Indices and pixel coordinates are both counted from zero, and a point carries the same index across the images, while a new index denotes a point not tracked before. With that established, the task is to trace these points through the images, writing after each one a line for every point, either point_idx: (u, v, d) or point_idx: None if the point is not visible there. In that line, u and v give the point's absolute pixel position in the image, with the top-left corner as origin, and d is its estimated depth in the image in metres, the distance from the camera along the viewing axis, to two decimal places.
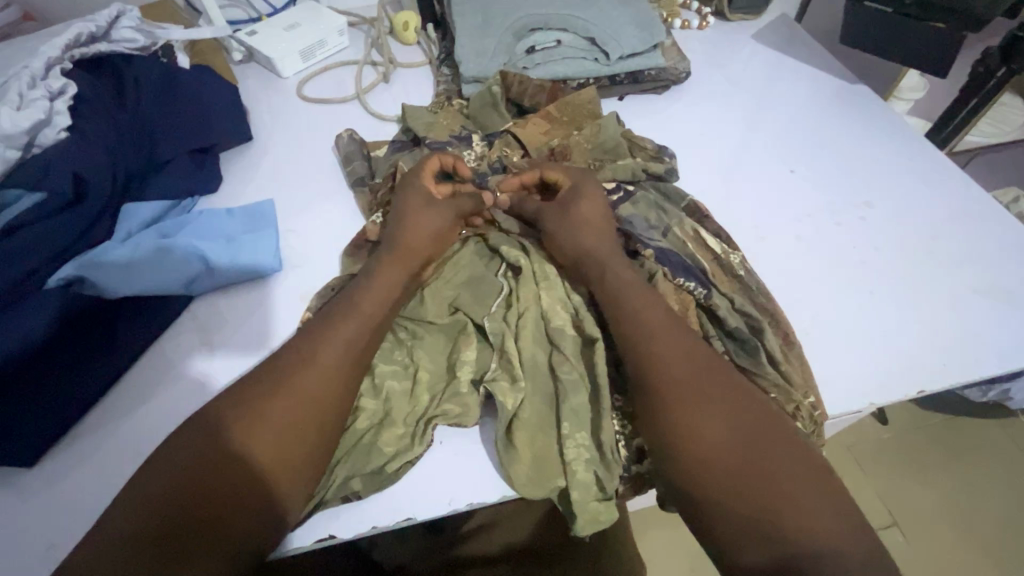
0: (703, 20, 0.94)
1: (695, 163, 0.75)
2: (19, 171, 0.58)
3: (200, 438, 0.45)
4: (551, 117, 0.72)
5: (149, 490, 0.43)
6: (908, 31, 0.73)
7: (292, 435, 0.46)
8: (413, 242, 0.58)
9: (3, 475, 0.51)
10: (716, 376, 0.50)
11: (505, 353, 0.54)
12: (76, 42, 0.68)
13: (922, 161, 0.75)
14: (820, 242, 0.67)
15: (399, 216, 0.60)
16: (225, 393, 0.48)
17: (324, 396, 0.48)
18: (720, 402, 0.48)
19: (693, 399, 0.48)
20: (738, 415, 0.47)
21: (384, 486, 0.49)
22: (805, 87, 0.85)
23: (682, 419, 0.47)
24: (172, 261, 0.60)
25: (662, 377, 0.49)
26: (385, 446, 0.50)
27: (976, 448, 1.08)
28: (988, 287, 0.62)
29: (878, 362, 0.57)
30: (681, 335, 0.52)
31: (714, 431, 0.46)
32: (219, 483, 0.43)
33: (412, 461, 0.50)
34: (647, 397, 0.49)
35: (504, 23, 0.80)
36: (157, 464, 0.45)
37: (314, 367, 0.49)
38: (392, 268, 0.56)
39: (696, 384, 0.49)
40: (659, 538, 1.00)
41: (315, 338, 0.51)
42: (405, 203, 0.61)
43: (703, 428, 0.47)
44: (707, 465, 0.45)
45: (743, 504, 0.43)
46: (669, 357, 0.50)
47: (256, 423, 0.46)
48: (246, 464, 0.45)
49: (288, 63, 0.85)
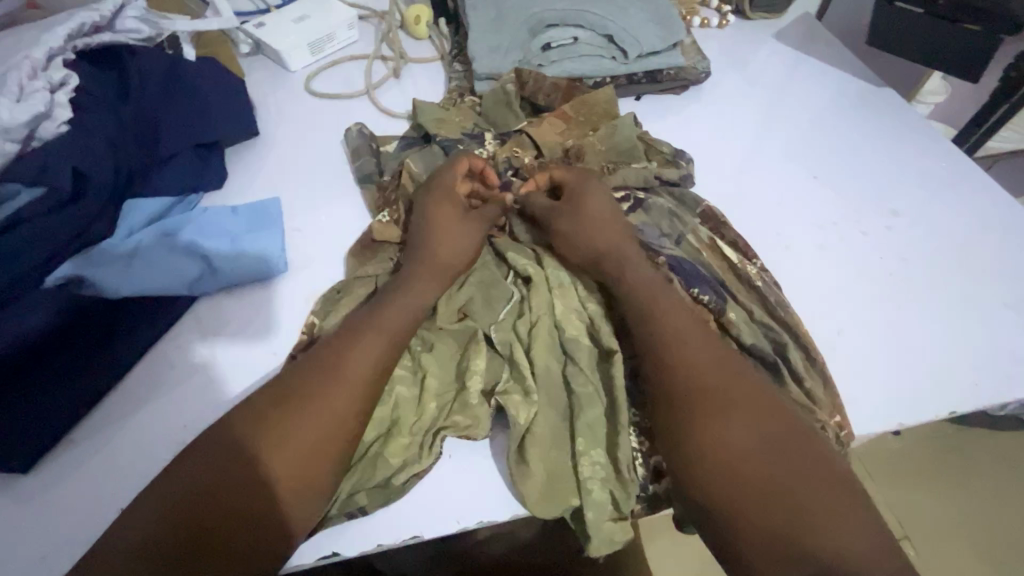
0: (722, 18, 0.92)
1: (714, 166, 0.73)
2: (18, 165, 0.55)
3: (215, 453, 0.44)
4: (567, 117, 0.70)
5: (160, 506, 0.41)
6: (940, 33, 0.71)
7: (312, 456, 0.44)
8: (443, 255, 0.57)
9: (0, 481, 0.49)
10: (737, 384, 0.48)
11: (517, 364, 0.52)
12: (80, 31, 0.66)
13: (951, 168, 0.72)
14: (845, 251, 0.64)
15: (428, 224, 0.59)
16: (248, 402, 0.47)
17: (349, 416, 0.46)
18: (746, 412, 0.46)
19: (713, 408, 0.46)
20: (760, 426, 0.45)
21: (390, 500, 0.47)
22: (829, 89, 0.82)
23: (701, 430, 0.45)
24: (175, 261, 0.58)
25: (682, 385, 0.48)
26: (391, 457, 0.48)
27: (991, 461, 1.05)
28: (1018, 302, 0.60)
29: (905, 378, 0.55)
30: (702, 341, 0.50)
31: (735, 444, 0.44)
32: (232, 502, 0.42)
33: (418, 474, 0.48)
34: (664, 406, 0.48)
35: (518, 18, 0.77)
36: (167, 479, 0.43)
37: (338, 383, 0.47)
38: (421, 283, 0.55)
39: (715, 393, 0.47)
40: (665, 549, 0.98)
41: (340, 352, 0.49)
42: (439, 211, 0.59)
43: (723, 440, 0.45)
44: (727, 480, 0.43)
45: (772, 519, 0.41)
46: (689, 364, 0.48)
47: (273, 441, 0.44)
48: (259, 480, 0.43)
49: (296, 56, 0.83)
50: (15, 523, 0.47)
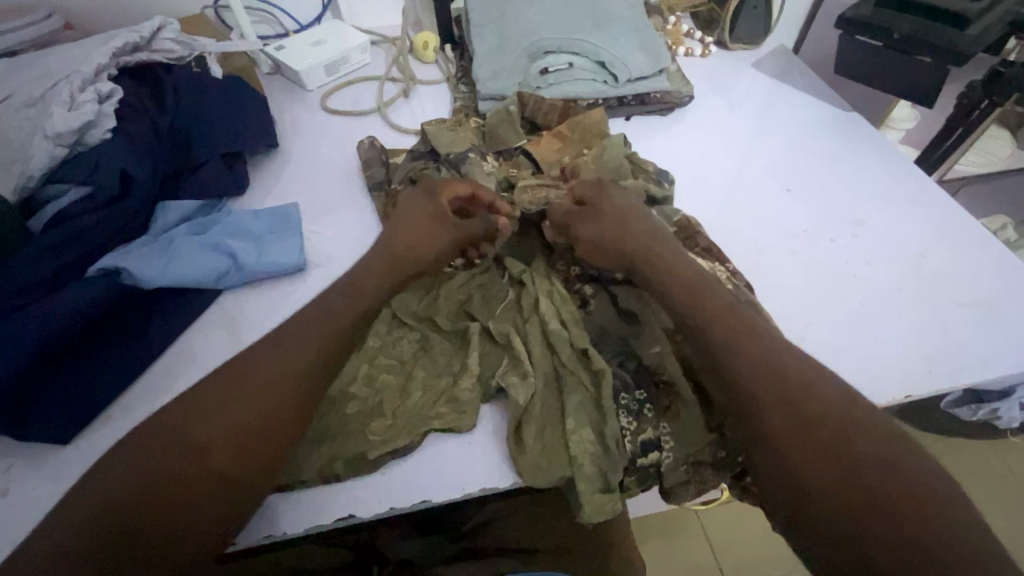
0: (705, 48, 1.00)
1: (696, 181, 0.79)
2: (68, 167, 0.63)
3: (155, 439, 0.45)
4: (563, 135, 0.77)
5: (97, 489, 0.43)
6: (897, 64, 0.79)
7: (247, 432, 0.46)
8: (404, 255, 0.60)
9: (40, 451, 0.54)
10: (816, 380, 0.47)
11: (514, 351, 0.57)
12: (123, 50, 0.73)
13: (913, 183, 0.79)
14: (814, 256, 0.71)
15: (396, 227, 0.62)
16: (189, 395, 0.48)
17: (283, 396, 0.49)
18: (815, 395, 0.46)
19: (791, 398, 0.46)
20: (844, 416, 0.45)
21: (363, 472, 0.51)
22: (802, 113, 0.90)
23: (781, 418, 0.45)
24: (204, 257, 0.64)
25: (754, 374, 0.48)
26: (371, 434, 0.53)
27: (967, 468, 1.10)
28: (970, 301, 0.66)
29: (868, 367, 0.60)
30: (770, 337, 0.51)
31: (820, 433, 0.44)
32: (172, 478, 0.43)
33: (392, 453, 0.52)
34: (738, 396, 0.48)
35: (519, 44, 0.85)
36: (108, 467, 0.44)
37: (274, 373, 0.49)
38: (374, 279, 0.58)
39: (794, 383, 0.47)
40: (657, 550, 1.02)
41: (282, 338, 0.52)
42: (409, 215, 0.63)
43: (806, 429, 0.44)
44: (812, 468, 0.42)
45: (858, 496, 0.40)
46: (762, 357, 0.49)
47: (211, 421, 0.46)
48: (202, 463, 0.45)
49: (313, 76, 0.90)
50: (49, 490, 0.51)
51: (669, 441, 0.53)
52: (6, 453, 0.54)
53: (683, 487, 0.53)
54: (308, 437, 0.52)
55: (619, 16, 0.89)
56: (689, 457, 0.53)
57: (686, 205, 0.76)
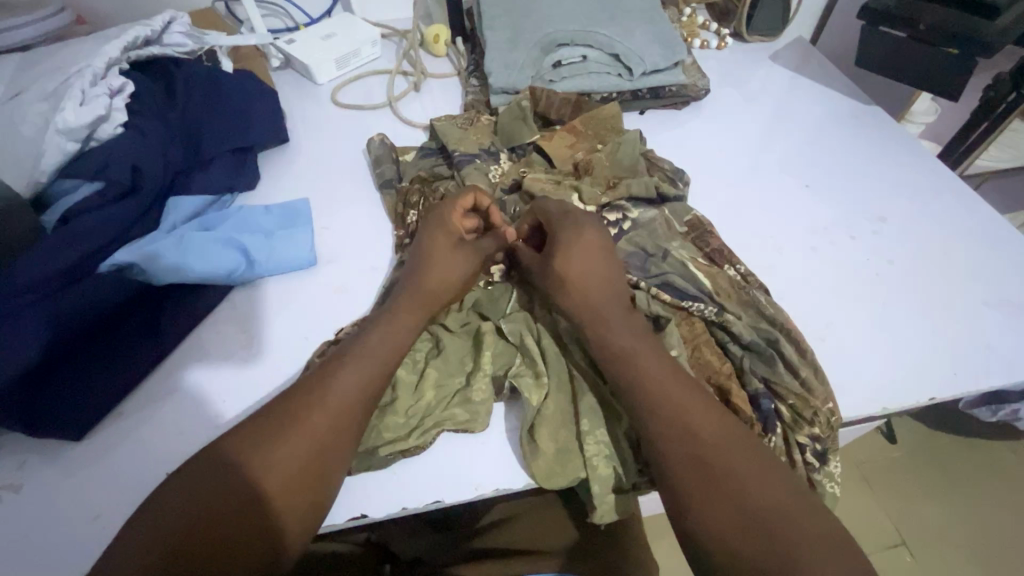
0: (722, 40, 0.98)
1: (713, 177, 0.78)
2: (78, 163, 0.64)
3: (208, 478, 0.44)
4: (576, 131, 0.75)
5: (147, 530, 0.42)
6: (921, 56, 0.76)
7: (297, 476, 0.45)
8: (434, 286, 0.57)
9: (55, 445, 0.54)
10: (732, 437, 0.46)
11: (527, 350, 0.56)
12: (134, 44, 0.73)
13: (935, 179, 0.77)
14: (834, 254, 0.69)
15: (420, 259, 0.60)
16: (241, 428, 0.47)
17: (330, 437, 0.47)
18: (710, 428, 0.46)
19: (703, 457, 0.45)
20: (744, 464, 0.45)
21: (372, 467, 0.51)
22: (822, 106, 0.88)
23: (704, 487, 0.44)
24: (215, 253, 0.63)
25: (658, 417, 0.47)
26: (385, 430, 0.52)
27: (985, 469, 1.08)
28: (998, 301, 0.64)
29: (889, 367, 0.59)
30: (686, 386, 0.49)
31: (717, 476, 0.44)
32: (221, 523, 0.42)
33: (406, 451, 0.51)
34: (663, 461, 0.46)
35: (532, 38, 0.83)
36: (157, 504, 0.43)
37: (324, 409, 0.48)
38: (409, 310, 0.56)
39: (711, 439, 0.46)
40: (668, 550, 1.01)
41: (325, 378, 0.49)
42: (435, 243, 0.61)
43: (716, 492, 0.43)
44: (711, 511, 0.43)
45: (743, 528, 0.42)
46: (682, 416, 0.47)
47: (260, 463, 0.44)
48: (256, 497, 0.43)
49: (324, 70, 0.89)
50: (63, 487, 0.52)
51: None
52: (20, 449, 0.54)
53: None
54: None
55: (634, 7, 0.87)
56: None
57: (702, 202, 0.75)
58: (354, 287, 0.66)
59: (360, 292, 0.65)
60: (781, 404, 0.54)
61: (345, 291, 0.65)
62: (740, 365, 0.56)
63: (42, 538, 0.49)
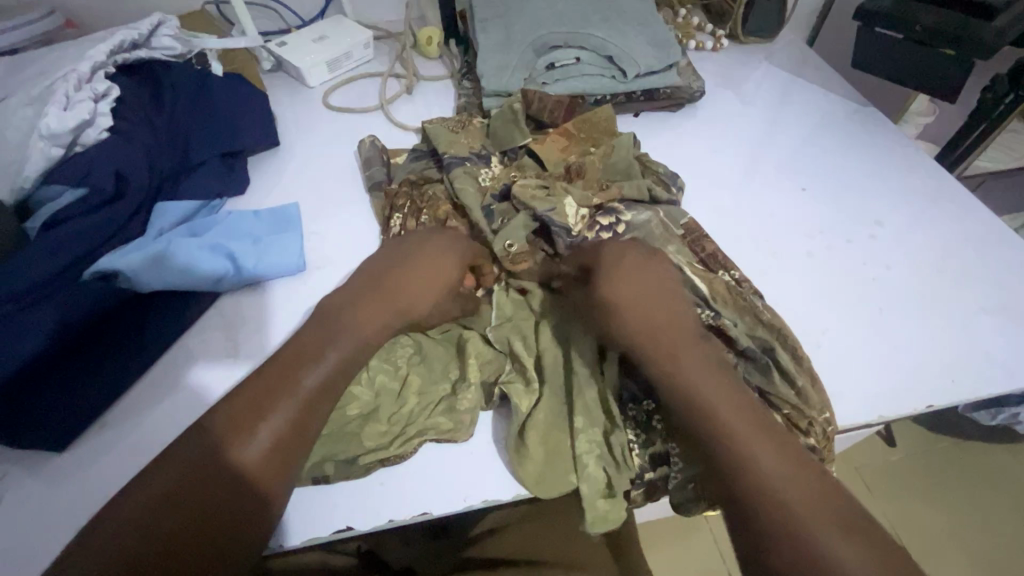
0: (717, 41, 0.97)
1: (707, 179, 0.77)
2: (61, 168, 0.63)
3: (187, 454, 0.44)
4: (569, 134, 0.74)
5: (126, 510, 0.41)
6: (918, 57, 0.76)
7: (277, 443, 0.46)
8: (401, 284, 0.58)
9: (36, 456, 0.53)
10: (823, 501, 0.42)
11: (517, 358, 0.55)
12: (120, 47, 0.72)
13: (932, 181, 0.76)
14: (831, 258, 0.68)
15: (394, 256, 0.61)
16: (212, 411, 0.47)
17: (309, 406, 0.48)
18: (774, 455, 0.44)
19: (767, 483, 0.43)
20: (811, 496, 0.42)
21: (354, 476, 0.50)
22: (818, 108, 0.87)
23: (772, 517, 0.41)
24: (203, 259, 0.62)
25: (720, 438, 0.46)
26: (366, 440, 0.51)
27: (985, 472, 1.07)
28: (995, 305, 0.63)
29: (886, 374, 0.58)
30: (747, 409, 0.47)
31: (784, 508, 0.41)
32: (205, 495, 0.42)
33: (387, 461, 0.51)
34: (722, 481, 0.45)
35: (525, 39, 0.82)
36: (133, 485, 0.43)
37: (297, 391, 0.49)
38: (372, 301, 0.56)
39: (771, 465, 0.44)
40: (664, 554, 1.00)
41: (304, 356, 0.51)
42: (418, 236, 0.63)
43: (782, 524, 0.41)
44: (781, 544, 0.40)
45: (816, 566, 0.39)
46: (742, 440, 0.45)
47: (249, 422, 0.46)
48: (230, 475, 0.44)
49: (315, 72, 0.89)
50: (44, 500, 0.51)
51: (677, 462, 0.51)
52: (1, 460, 0.53)
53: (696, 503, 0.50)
54: None
55: (628, 9, 0.87)
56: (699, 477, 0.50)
57: (696, 205, 0.74)
58: None
59: None
60: (777, 413, 0.53)
61: None
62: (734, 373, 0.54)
63: (21, 553, 0.48)
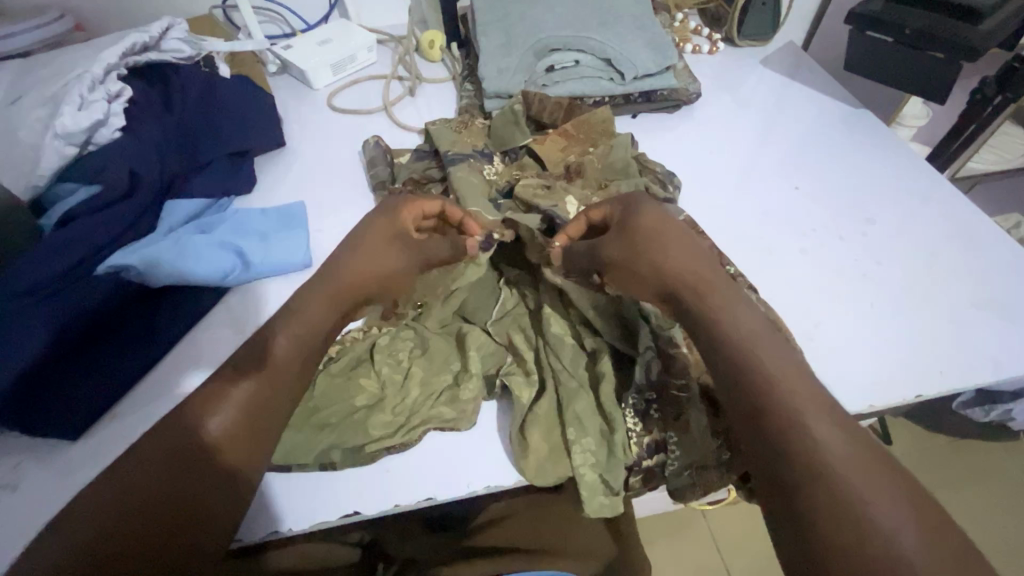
0: (713, 45, 1.00)
1: (704, 179, 0.79)
2: (76, 166, 0.64)
3: (159, 442, 0.44)
4: (569, 134, 0.76)
5: (103, 496, 0.41)
6: (908, 59, 0.78)
7: (245, 429, 0.46)
8: (356, 279, 0.56)
9: (51, 446, 0.54)
10: (862, 451, 0.41)
11: (518, 351, 0.58)
12: (132, 50, 0.74)
13: (922, 180, 0.78)
14: (824, 255, 0.70)
15: (357, 246, 0.58)
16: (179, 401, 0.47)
17: (273, 392, 0.48)
18: (799, 389, 0.44)
19: (792, 414, 0.42)
20: (832, 431, 0.42)
21: (360, 463, 0.51)
22: (812, 109, 0.89)
23: (797, 445, 0.41)
24: (213, 254, 0.64)
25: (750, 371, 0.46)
26: (372, 428, 0.53)
27: (979, 469, 1.09)
28: (984, 300, 0.65)
29: (877, 366, 0.60)
30: (775, 346, 0.48)
31: (806, 435, 0.41)
32: (183, 478, 0.43)
33: (392, 449, 0.52)
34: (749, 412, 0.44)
35: (526, 43, 0.84)
36: (108, 479, 0.43)
37: (260, 373, 0.49)
38: (335, 305, 0.55)
39: (793, 398, 0.44)
40: (663, 549, 1.01)
41: (261, 346, 0.50)
42: (384, 227, 0.59)
43: (805, 452, 0.41)
44: (806, 469, 0.40)
45: (836, 493, 0.38)
46: (770, 374, 0.45)
47: (211, 406, 0.46)
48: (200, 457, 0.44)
49: (320, 75, 0.91)
50: (58, 488, 0.52)
51: (674, 448, 0.53)
52: (16, 450, 0.54)
53: (689, 489, 0.53)
54: (310, 427, 0.53)
55: (626, 12, 0.89)
56: (694, 463, 0.53)
57: (693, 204, 0.76)
58: None
59: None
60: None
61: None
62: None
63: (35, 539, 0.49)
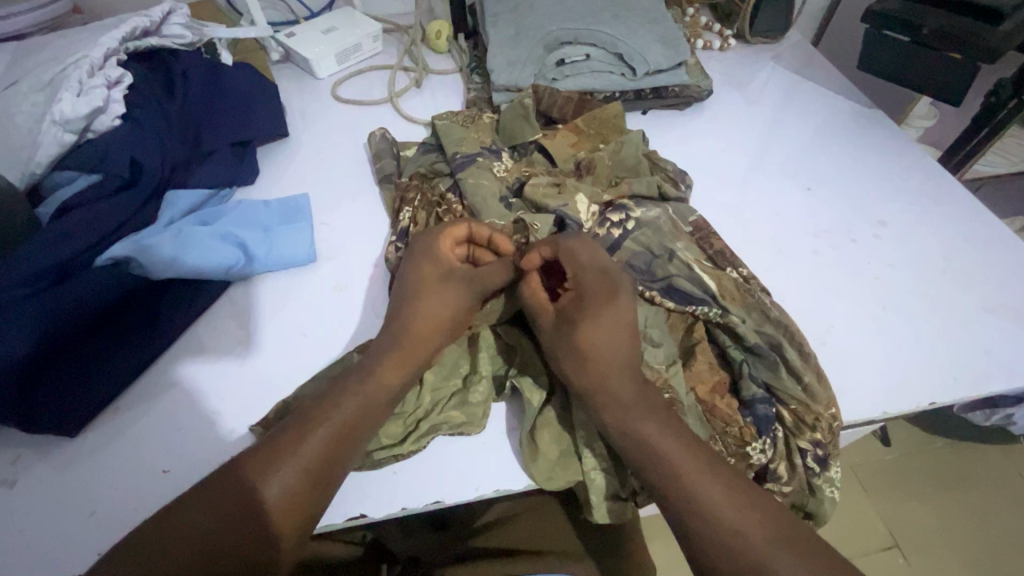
0: (724, 41, 0.98)
1: (714, 178, 0.78)
2: (75, 153, 0.63)
3: (218, 488, 0.44)
4: (579, 130, 0.74)
5: (152, 543, 0.41)
6: (924, 60, 0.76)
7: (298, 484, 0.44)
8: (422, 330, 0.54)
9: (48, 441, 0.53)
10: (768, 529, 0.43)
11: (529, 352, 0.56)
12: (132, 35, 0.72)
13: (935, 183, 0.77)
14: (835, 257, 0.69)
15: (410, 292, 0.56)
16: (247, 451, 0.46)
17: (333, 449, 0.46)
18: (682, 451, 0.47)
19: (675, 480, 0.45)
20: (718, 490, 0.45)
21: (369, 468, 0.51)
22: (824, 109, 0.88)
23: (690, 510, 0.44)
24: (218, 249, 0.62)
25: (635, 441, 0.48)
26: (385, 436, 0.51)
27: (977, 472, 1.09)
28: (996, 306, 0.64)
29: (889, 373, 0.59)
30: (657, 409, 0.49)
31: (689, 498, 0.45)
32: (238, 535, 0.42)
33: (400, 456, 0.51)
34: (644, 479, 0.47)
35: (536, 34, 0.82)
36: (175, 516, 0.43)
37: (327, 427, 0.47)
38: (396, 354, 0.52)
39: (677, 463, 0.46)
40: (664, 549, 1.01)
41: (324, 403, 0.48)
42: (430, 268, 0.58)
43: (695, 517, 0.44)
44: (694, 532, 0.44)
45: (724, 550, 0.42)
46: (654, 444, 0.47)
47: (276, 463, 0.44)
48: (259, 506, 0.43)
49: (323, 64, 0.88)
50: (55, 485, 0.51)
51: None
52: (12, 444, 0.53)
53: None
54: None
55: (638, 6, 0.87)
56: None
57: (703, 203, 0.74)
58: (353, 284, 0.65)
59: (359, 287, 0.65)
60: (782, 409, 0.54)
61: (345, 288, 0.65)
62: (740, 370, 0.55)
63: (31, 537, 0.48)
